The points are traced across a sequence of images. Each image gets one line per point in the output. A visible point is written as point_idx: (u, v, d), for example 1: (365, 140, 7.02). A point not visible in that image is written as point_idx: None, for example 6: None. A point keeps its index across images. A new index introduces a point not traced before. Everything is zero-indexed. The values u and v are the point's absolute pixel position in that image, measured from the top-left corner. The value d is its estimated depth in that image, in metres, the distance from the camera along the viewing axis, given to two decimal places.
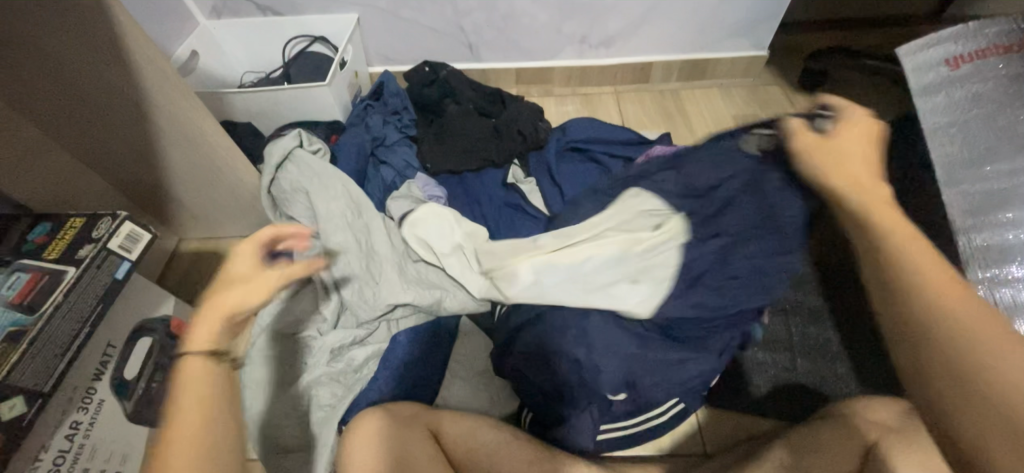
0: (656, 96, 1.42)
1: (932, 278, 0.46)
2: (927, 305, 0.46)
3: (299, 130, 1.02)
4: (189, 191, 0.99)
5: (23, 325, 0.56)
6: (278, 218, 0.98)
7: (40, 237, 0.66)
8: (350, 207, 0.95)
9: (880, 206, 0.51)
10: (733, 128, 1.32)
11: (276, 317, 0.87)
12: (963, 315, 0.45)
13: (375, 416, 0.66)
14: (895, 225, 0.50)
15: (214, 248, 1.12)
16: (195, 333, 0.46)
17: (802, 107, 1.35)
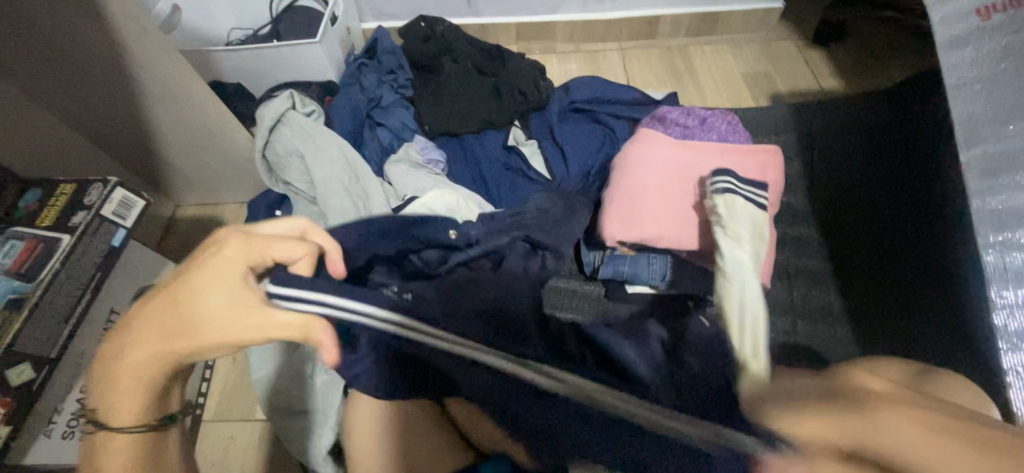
0: (664, 52, 1.35)
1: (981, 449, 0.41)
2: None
3: (291, 92, 0.99)
4: (182, 155, 0.97)
5: (22, 293, 0.56)
6: (274, 184, 0.96)
7: (31, 204, 0.64)
8: (347, 171, 0.92)
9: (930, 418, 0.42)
10: (742, 86, 1.27)
11: None
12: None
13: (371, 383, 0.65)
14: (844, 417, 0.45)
15: (211, 214, 1.11)
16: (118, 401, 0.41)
17: (816, 64, 1.29)
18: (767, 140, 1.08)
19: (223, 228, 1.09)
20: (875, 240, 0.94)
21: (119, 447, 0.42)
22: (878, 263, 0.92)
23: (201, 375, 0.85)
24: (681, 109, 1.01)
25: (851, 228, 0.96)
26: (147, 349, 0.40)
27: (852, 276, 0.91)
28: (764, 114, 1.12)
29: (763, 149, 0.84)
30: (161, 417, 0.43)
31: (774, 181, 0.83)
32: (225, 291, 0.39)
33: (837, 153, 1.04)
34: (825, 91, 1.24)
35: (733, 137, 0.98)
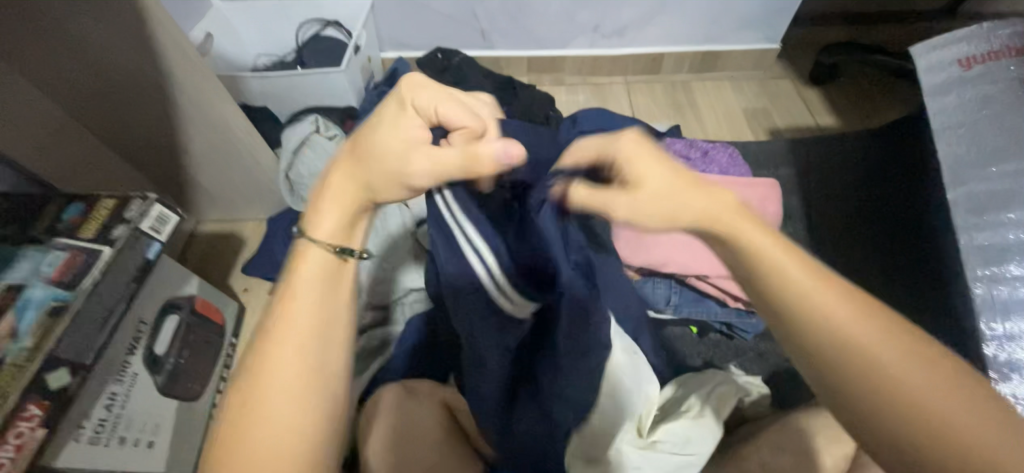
0: (667, 87, 1.43)
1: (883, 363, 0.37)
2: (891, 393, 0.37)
3: (315, 116, 1.04)
4: (208, 173, 1.01)
5: (64, 301, 0.59)
6: (295, 203, 1.00)
7: (74, 217, 0.68)
8: None
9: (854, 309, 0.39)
10: (742, 121, 1.33)
11: None
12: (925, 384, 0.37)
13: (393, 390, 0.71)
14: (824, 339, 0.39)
15: (231, 230, 1.15)
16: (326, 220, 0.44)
17: (811, 102, 1.36)
18: (766, 172, 1.14)
19: (242, 244, 1.13)
20: (866, 272, 0.98)
21: (314, 264, 0.43)
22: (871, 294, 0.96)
23: (216, 387, 0.87)
24: (684, 142, 1.07)
25: (844, 260, 1.00)
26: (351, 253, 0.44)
27: None
28: (763, 148, 1.17)
29: (761, 182, 0.89)
30: (352, 248, 0.45)
31: (773, 212, 0.87)
32: (394, 140, 0.44)
33: (830, 187, 1.10)
34: (820, 128, 1.30)
35: (733, 170, 1.04)
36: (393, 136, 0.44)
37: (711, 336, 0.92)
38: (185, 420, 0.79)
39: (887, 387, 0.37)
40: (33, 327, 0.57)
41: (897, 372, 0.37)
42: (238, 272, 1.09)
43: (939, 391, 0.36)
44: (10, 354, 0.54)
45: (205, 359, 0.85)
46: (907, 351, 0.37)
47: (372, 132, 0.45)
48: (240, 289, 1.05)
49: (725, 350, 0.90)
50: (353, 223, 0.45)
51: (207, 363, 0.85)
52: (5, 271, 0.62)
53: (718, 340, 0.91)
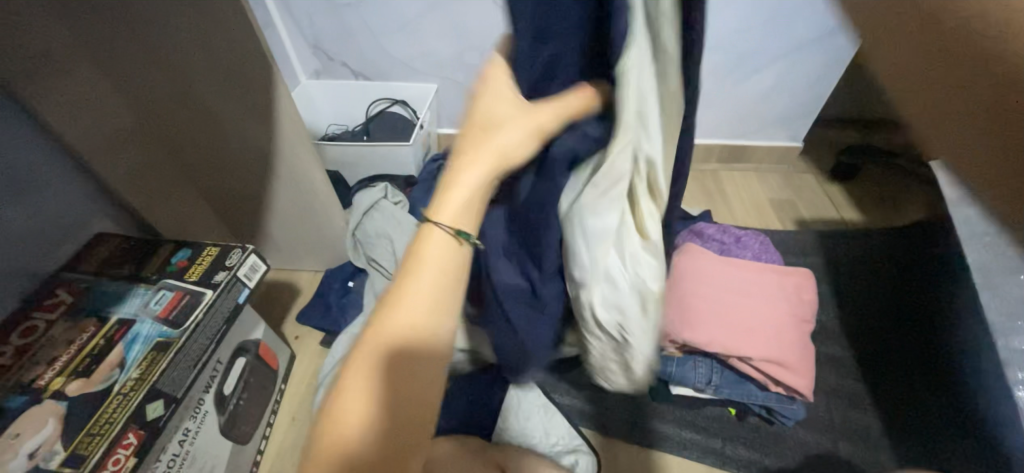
0: (697, 175, 1.54)
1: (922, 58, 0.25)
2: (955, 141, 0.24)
3: (386, 184, 1.15)
4: (281, 226, 1.12)
5: (170, 338, 0.67)
6: (356, 258, 1.09)
7: (183, 261, 0.77)
8: None
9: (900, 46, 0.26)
10: (769, 210, 1.41)
11: None
12: None
13: (448, 442, 0.76)
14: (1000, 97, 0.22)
15: (288, 279, 1.23)
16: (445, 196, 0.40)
17: (835, 197, 1.44)
18: (797, 260, 1.20)
19: (297, 293, 1.21)
20: (909, 366, 0.98)
21: (438, 255, 0.41)
22: (917, 390, 0.94)
23: (261, 433, 0.90)
24: (718, 227, 1.16)
25: (884, 352, 1.01)
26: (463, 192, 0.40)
27: (886, 397, 0.95)
28: (792, 238, 1.24)
29: (795, 271, 0.92)
30: (472, 234, 0.42)
31: (809, 299, 0.90)
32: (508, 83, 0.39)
33: (862, 280, 1.13)
34: (845, 221, 1.37)
35: (766, 256, 1.10)
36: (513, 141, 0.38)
37: (749, 420, 0.92)
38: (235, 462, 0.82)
39: (971, 54, 0.23)
40: (139, 358, 0.64)
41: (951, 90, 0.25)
42: (290, 320, 1.15)
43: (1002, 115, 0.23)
44: (119, 382, 0.62)
45: (258, 402, 0.89)
46: (928, 44, 0.25)
47: (496, 87, 0.39)
48: (291, 336, 1.11)
49: (765, 436, 0.90)
50: (470, 219, 0.42)
51: (257, 406, 0.89)
52: (120, 304, 0.70)
53: (757, 425, 0.91)
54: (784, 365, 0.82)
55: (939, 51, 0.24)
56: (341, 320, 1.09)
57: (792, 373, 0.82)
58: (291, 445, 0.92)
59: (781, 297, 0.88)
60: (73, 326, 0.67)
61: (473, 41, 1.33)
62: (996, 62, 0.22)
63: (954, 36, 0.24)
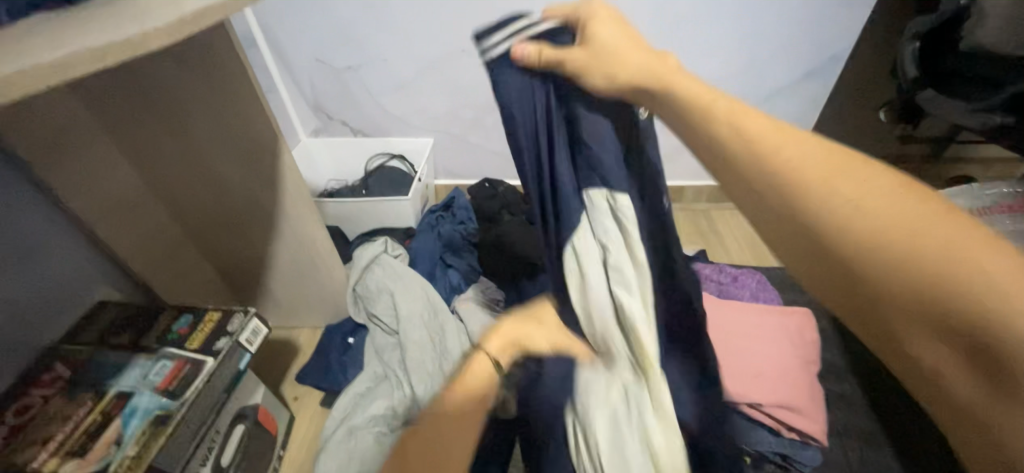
0: (689, 215, 1.57)
1: (792, 167, 0.38)
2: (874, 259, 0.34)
3: (386, 238, 1.18)
4: (282, 283, 1.12)
5: (168, 410, 0.65)
6: (357, 314, 1.09)
7: (183, 328, 0.77)
8: (427, 308, 1.04)
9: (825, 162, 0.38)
10: (763, 247, 1.44)
11: (352, 411, 0.94)
12: (887, 215, 0.34)
13: None
14: (775, 172, 0.38)
15: (288, 337, 1.22)
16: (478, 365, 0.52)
17: None
18: (794, 296, 1.21)
19: (296, 351, 1.19)
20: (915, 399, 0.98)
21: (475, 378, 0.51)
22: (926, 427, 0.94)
23: None
24: (714, 267, 1.17)
25: (891, 388, 1.00)
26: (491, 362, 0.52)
27: (902, 432, 0.94)
28: (788, 274, 1.26)
29: (794, 310, 0.93)
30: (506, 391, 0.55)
31: (812, 339, 0.90)
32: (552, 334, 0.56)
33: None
34: None
35: (764, 294, 1.11)
36: (550, 340, 0.56)
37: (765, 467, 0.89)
38: None
39: (821, 186, 0.36)
40: (136, 434, 0.62)
41: (919, 237, 0.33)
42: (289, 379, 1.12)
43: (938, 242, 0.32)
44: (115, 461, 0.60)
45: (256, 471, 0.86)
46: (833, 165, 0.37)
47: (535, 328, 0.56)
48: (290, 397, 1.08)
49: None
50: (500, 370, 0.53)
51: None
52: (118, 377, 0.69)
53: None
54: (794, 409, 0.80)
55: (803, 189, 0.37)
56: (342, 378, 1.07)
57: (803, 415, 0.81)
58: None
59: (784, 338, 0.88)
60: (72, 401, 0.66)
61: (468, 98, 1.40)
62: (821, 198, 0.36)
63: (769, 184, 0.38)
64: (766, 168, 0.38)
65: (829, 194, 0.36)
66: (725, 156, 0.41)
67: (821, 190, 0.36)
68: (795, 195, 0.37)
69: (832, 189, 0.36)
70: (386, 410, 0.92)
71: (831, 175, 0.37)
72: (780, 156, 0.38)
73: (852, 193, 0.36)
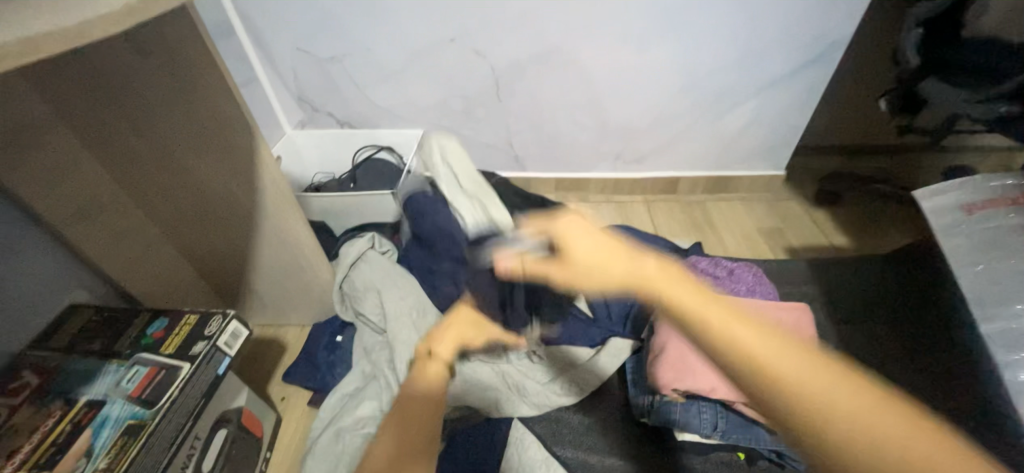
0: (684, 206, 1.55)
1: (807, 392, 0.35)
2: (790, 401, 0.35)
3: (374, 234, 1.14)
4: (266, 281, 1.09)
5: (142, 419, 0.62)
6: (345, 312, 1.06)
7: (158, 332, 0.74)
8: (417, 307, 1.01)
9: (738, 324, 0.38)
10: (759, 239, 1.42)
11: (339, 412, 0.91)
12: (889, 454, 0.32)
13: None
14: (789, 405, 0.35)
15: (275, 335, 1.19)
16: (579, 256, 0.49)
17: (822, 222, 1.46)
18: (790, 289, 1.19)
19: (284, 350, 1.16)
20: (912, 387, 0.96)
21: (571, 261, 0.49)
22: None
23: None
24: (709, 260, 1.15)
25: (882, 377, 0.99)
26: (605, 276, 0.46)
27: None
28: (784, 266, 1.24)
29: (791, 306, 0.91)
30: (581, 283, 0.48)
31: (808, 335, 0.88)
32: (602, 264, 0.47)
33: (855, 305, 1.13)
34: (835, 246, 1.37)
35: (760, 288, 1.09)
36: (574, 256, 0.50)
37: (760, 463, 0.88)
38: None
39: (823, 436, 0.34)
40: (107, 446, 0.60)
41: (805, 378, 0.35)
42: (277, 379, 1.10)
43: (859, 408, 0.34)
44: None
45: None
46: (830, 373, 0.35)
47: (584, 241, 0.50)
48: (277, 397, 1.06)
49: None
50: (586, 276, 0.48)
51: None
52: (93, 384, 0.66)
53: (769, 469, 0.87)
54: None
55: (784, 390, 0.35)
56: (329, 378, 1.04)
57: None
58: None
59: None
60: (39, 411, 0.63)
61: (457, 89, 1.35)
62: (810, 408, 0.34)
63: (810, 416, 0.34)
64: (774, 388, 0.36)
65: (845, 402, 0.34)
66: (756, 365, 0.36)
67: (809, 385, 0.35)
68: (796, 397, 0.35)
69: (822, 383, 0.35)
70: (374, 411, 0.90)
71: (770, 362, 0.36)
72: (740, 350, 0.37)
73: (837, 394, 0.34)
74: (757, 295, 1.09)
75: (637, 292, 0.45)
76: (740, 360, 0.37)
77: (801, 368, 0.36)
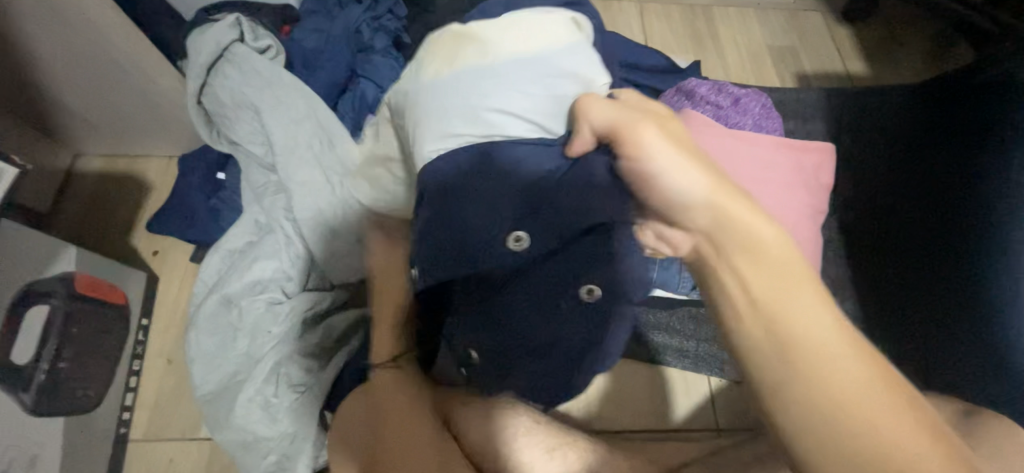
0: (684, 12, 1.19)
1: (831, 363, 0.31)
2: (827, 400, 0.31)
3: (238, 16, 0.73)
4: (78, 89, 0.72)
5: None
6: (217, 142, 0.74)
7: None
8: (318, 136, 0.71)
9: (853, 358, 0.32)
10: (767, 62, 1.14)
11: (228, 274, 0.69)
12: (872, 403, 0.31)
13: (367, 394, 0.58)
14: (788, 342, 0.32)
15: (125, 169, 0.85)
16: (850, 397, 0.31)
17: (842, 43, 1.18)
18: (795, 126, 0.99)
19: (144, 190, 0.83)
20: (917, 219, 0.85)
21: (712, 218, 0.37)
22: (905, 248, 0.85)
23: (124, 386, 0.67)
24: (713, 85, 0.89)
25: (883, 213, 0.90)
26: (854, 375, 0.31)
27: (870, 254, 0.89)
28: (795, 97, 1.02)
29: (818, 147, 0.71)
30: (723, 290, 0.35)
31: (826, 184, 0.71)
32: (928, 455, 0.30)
33: (870, 169, 0.94)
34: (850, 75, 1.14)
35: (767, 123, 0.88)
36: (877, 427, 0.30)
37: None
38: (81, 435, 0.60)
39: (850, 408, 0.30)
40: None
41: (858, 389, 0.31)
42: (141, 227, 0.81)
43: (882, 398, 0.31)
44: None
45: (103, 353, 0.64)
46: (864, 367, 0.32)
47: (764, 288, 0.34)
48: (146, 251, 0.79)
49: None
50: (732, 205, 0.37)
51: (103, 359, 0.64)
52: None
53: None
54: None
55: (820, 380, 0.31)
56: (213, 230, 0.77)
57: None
58: (170, 397, 0.70)
59: (797, 183, 0.69)
60: None
61: None
62: (786, 340, 0.32)
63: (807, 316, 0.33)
64: (805, 349, 0.32)
65: (863, 394, 0.31)
66: (808, 352, 0.32)
67: (859, 401, 0.31)
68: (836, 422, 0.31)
69: (887, 418, 0.30)
70: (274, 272, 0.69)
71: (772, 298, 0.33)
72: (823, 350, 0.32)
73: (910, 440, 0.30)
74: (762, 131, 0.87)
75: (737, 300, 0.34)
76: (798, 333, 0.32)
77: (856, 385, 0.31)
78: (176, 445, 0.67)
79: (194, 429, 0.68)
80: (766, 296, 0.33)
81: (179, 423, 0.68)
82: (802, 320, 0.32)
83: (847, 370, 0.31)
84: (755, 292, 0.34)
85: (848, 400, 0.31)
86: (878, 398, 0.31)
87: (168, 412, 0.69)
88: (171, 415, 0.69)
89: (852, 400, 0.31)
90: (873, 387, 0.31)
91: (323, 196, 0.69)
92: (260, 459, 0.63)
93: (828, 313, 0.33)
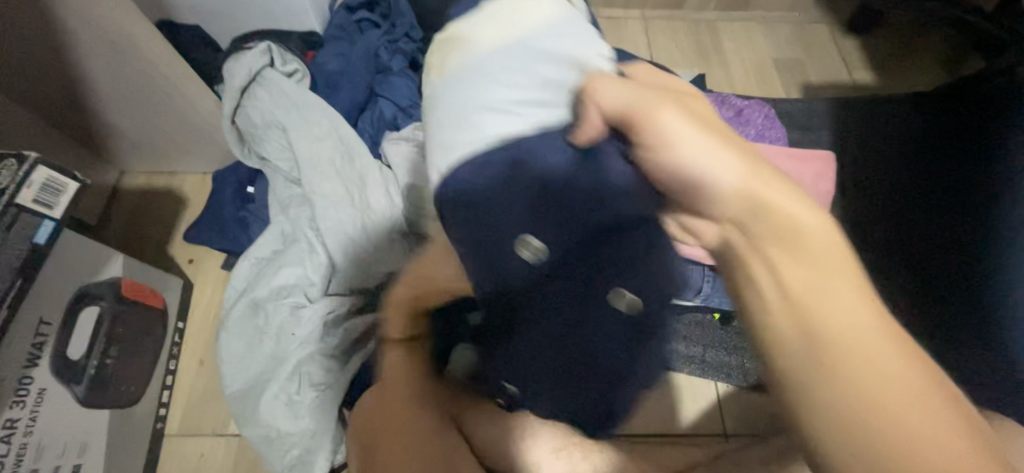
0: (690, 27, 1.22)
1: (868, 354, 0.27)
2: (867, 393, 0.26)
3: (269, 44, 0.80)
4: (126, 113, 0.80)
5: None
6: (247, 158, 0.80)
7: None
8: (338, 151, 0.77)
9: (893, 347, 0.28)
10: (773, 74, 1.17)
11: (256, 280, 0.75)
12: (917, 403, 0.26)
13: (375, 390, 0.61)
14: (825, 327, 0.27)
15: (164, 184, 0.92)
16: (888, 390, 0.26)
17: (849, 54, 1.20)
18: (800, 136, 1.01)
19: (181, 203, 0.90)
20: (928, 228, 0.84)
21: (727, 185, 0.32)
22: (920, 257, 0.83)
23: (162, 384, 0.73)
24: (716, 97, 0.92)
25: (893, 224, 0.88)
26: (896, 372, 0.27)
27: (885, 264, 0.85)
28: (800, 107, 1.04)
29: (817, 155, 0.73)
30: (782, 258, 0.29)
31: (826, 192, 0.73)
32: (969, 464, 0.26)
33: (878, 180, 0.94)
34: (857, 85, 1.15)
35: (770, 133, 0.90)
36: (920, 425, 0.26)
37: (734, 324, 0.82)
38: (123, 428, 0.66)
39: (877, 401, 0.26)
40: None
41: (896, 390, 0.26)
42: (177, 238, 0.88)
43: (926, 397, 0.27)
44: None
45: (144, 352, 0.70)
46: (907, 355, 0.28)
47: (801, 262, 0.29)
48: (182, 260, 0.86)
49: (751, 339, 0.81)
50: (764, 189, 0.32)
51: (144, 357, 0.70)
52: None
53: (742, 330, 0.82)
54: None
55: (861, 370, 0.27)
56: (242, 239, 0.83)
57: None
58: (201, 395, 0.75)
59: None
60: None
61: None
62: (831, 329, 0.27)
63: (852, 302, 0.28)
64: (842, 338, 0.27)
65: (901, 383, 0.27)
66: (862, 350, 0.27)
67: (896, 389, 0.26)
68: (857, 423, 0.26)
69: (923, 417, 0.26)
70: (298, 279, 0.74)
71: (822, 274, 0.28)
72: (863, 335, 0.27)
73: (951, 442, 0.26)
74: (765, 141, 0.90)
75: (772, 282, 0.29)
76: (838, 318, 0.27)
77: (898, 379, 0.27)
78: (206, 440, 0.72)
79: (223, 425, 0.73)
80: (814, 275, 0.28)
81: (210, 420, 0.73)
82: (841, 302, 0.28)
83: (889, 367, 0.27)
84: (803, 275, 0.28)
85: (880, 384, 0.27)
86: (924, 397, 0.27)
87: (200, 409, 0.74)
88: (202, 411, 0.74)
89: (888, 394, 0.26)
90: (912, 383, 0.27)
91: (343, 207, 0.74)
92: (283, 453, 0.67)
93: (870, 302, 0.28)
